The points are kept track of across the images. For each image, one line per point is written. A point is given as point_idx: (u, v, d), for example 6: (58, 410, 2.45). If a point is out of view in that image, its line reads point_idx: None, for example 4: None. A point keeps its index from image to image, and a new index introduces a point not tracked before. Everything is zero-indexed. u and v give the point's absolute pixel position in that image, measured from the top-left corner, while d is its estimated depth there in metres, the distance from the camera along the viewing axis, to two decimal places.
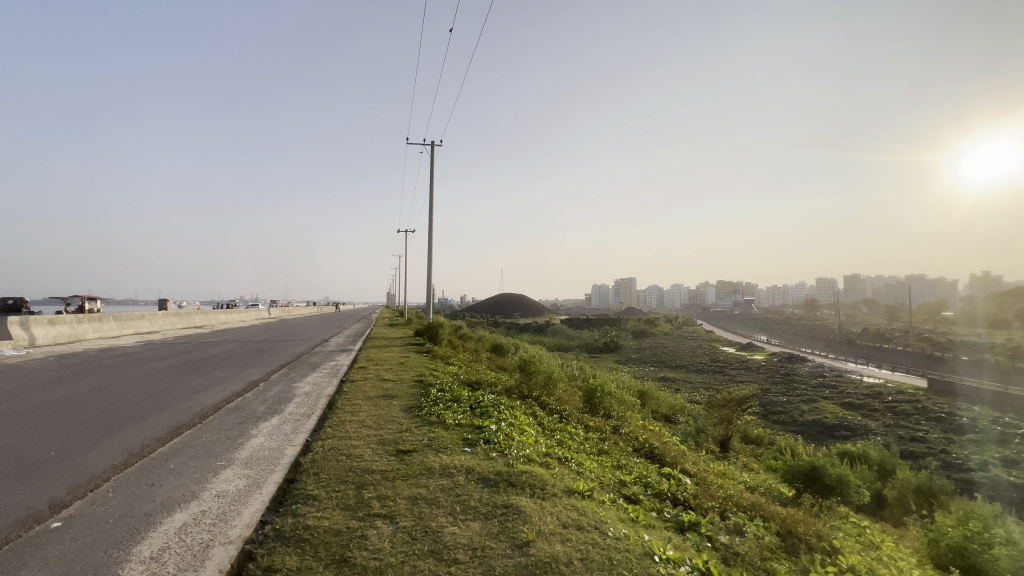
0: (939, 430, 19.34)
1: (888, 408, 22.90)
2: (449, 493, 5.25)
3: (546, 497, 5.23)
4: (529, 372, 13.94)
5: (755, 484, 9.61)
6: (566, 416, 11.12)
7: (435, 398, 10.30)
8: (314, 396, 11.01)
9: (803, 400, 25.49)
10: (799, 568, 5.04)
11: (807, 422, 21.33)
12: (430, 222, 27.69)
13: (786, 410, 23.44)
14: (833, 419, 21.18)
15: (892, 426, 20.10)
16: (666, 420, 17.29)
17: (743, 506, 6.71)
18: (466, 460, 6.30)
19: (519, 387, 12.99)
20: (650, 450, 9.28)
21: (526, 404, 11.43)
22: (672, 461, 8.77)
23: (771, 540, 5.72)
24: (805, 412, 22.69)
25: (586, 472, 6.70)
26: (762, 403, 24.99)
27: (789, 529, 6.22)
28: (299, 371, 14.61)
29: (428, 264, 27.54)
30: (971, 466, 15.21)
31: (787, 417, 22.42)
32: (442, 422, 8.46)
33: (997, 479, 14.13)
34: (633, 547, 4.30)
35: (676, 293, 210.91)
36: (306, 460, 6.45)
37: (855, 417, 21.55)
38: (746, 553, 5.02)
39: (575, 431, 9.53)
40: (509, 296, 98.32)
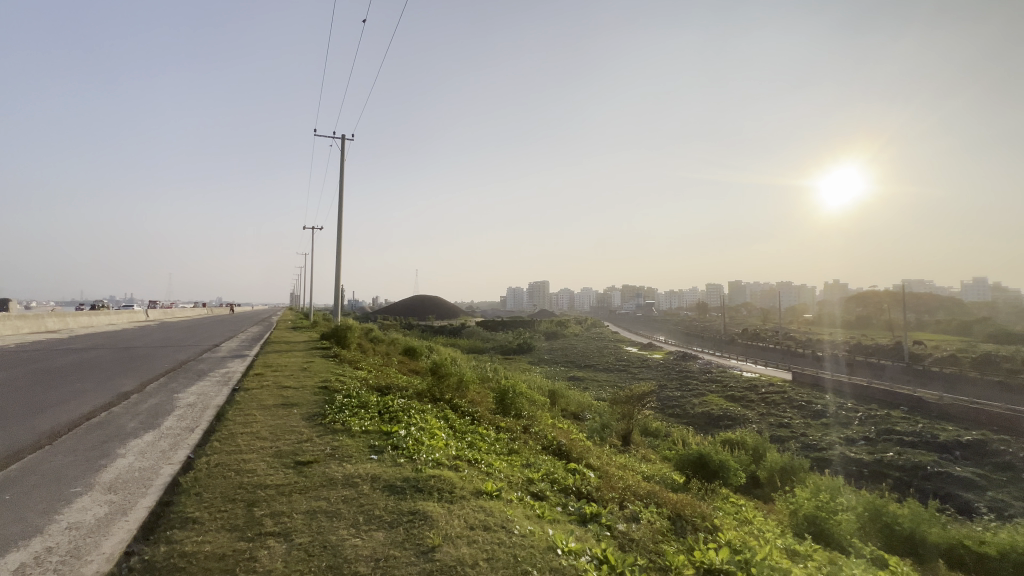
0: (801, 416, 22.42)
1: (761, 399, 26.06)
2: (352, 503, 5.00)
3: (453, 500, 5.19)
4: (441, 375, 13.73)
5: (652, 473, 10.40)
6: (478, 418, 11.13)
7: (340, 405, 9.75)
8: (199, 408, 9.86)
9: (694, 394, 28.12)
10: (685, 548, 5.52)
11: (697, 414, 23.57)
12: (339, 219, 26.21)
13: (679, 404, 25.69)
14: (718, 410, 23.64)
15: (765, 414, 22.93)
16: (574, 417, 18.06)
17: (639, 494, 7.21)
18: (371, 469, 6.04)
19: (430, 391, 12.76)
20: (558, 447, 9.61)
21: (438, 407, 11.26)
22: (577, 457, 9.17)
23: (662, 525, 6.20)
24: (695, 405, 25.05)
25: (496, 473, 6.75)
26: (660, 398, 27.14)
27: (679, 513, 6.79)
28: (182, 380, 13.03)
29: (336, 262, 26.06)
30: (824, 446, 17.82)
31: (681, 410, 24.58)
32: (347, 430, 8.04)
33: (844, 455, 16.70)
34: (536, 543, 4.42)
35: (586, 296, 221.44)
36: (186, 479, 5.76)
37: (736, 408, 24.25)
38: (640, 538, 5.40)
39: (486, 432, 9.57)
40: (423, 297, 96.48)
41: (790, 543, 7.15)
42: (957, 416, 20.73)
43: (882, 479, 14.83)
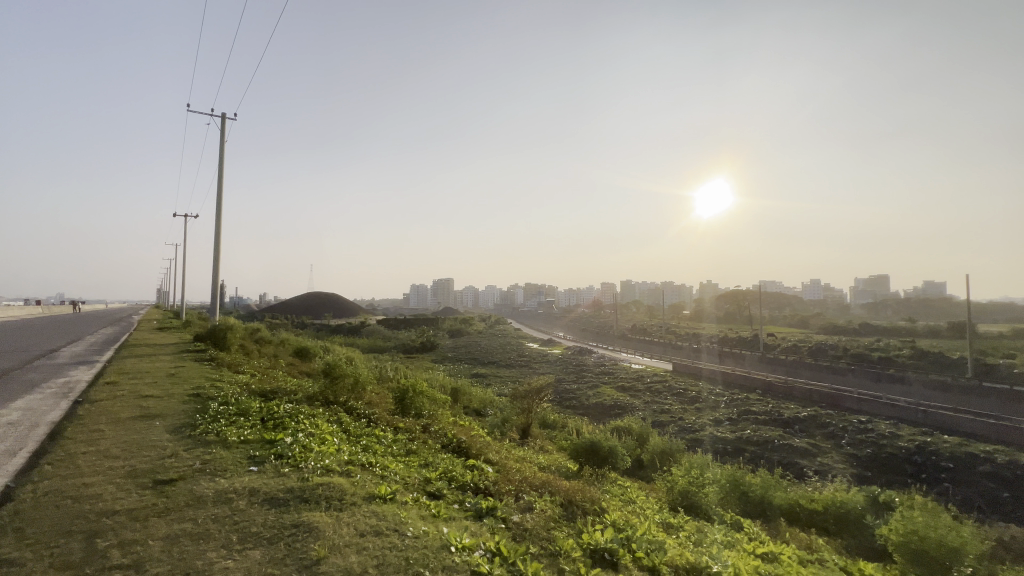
0: (679, 402, 25.00)
1: (647, 388, 28.54)
2: (224, 522, 4.51)
3: (343, 508, 4.91)
4: (335, 377, 12.94)
5: (548, 464, 10.85)
6: (375, 420, 10.69)
7: (214, 413, 8.73)
8: (26, 426, 8.16)
9: (589, 386, 29.93)
10: (574, 532, 5.84)
11: (592, 404, 25.14)
12: (217, 206, 23.34)
13: (576, 396, 27.15)
14: (610, 400, 25.46)
15: (650, 402, 25.19)
16: (476, 413, 18.20)
17: (535, 484, 7.48)
18: (250, 482, 5.49)
19: (322, 395, 11.97)
20: (458, 445, 9.59)
21: (331, 411, 10.59)
22: (476, 452, 9.24)
23: (555, 512, 6.49)
24: (590, 396, 26.67)
25: (391, 475, 6.55)
26: (558, 392, 28.46)
27: (571, 499, 7.17)
28: (3, 394, 10.70)
29: (214, 254, 23.23)
30: (697, 428, 20.07)
31: (577, 402, 26.00)
32: (222, 440, 7.22)
33: (712, 435, 18.96)
34: (431, 543, 4.36)
35: (490, 294, 223.84)
36: (2, 513, 4.74)
37: (625, 397, 26.28)
38: (534, 527, 5.60)
39: (383, 434, 9.22)
40: (319, 294, 90.22)
41: (666, 517, 7.92)
42: (798, 396, 24.59)
43: (741, 454, 17.11)
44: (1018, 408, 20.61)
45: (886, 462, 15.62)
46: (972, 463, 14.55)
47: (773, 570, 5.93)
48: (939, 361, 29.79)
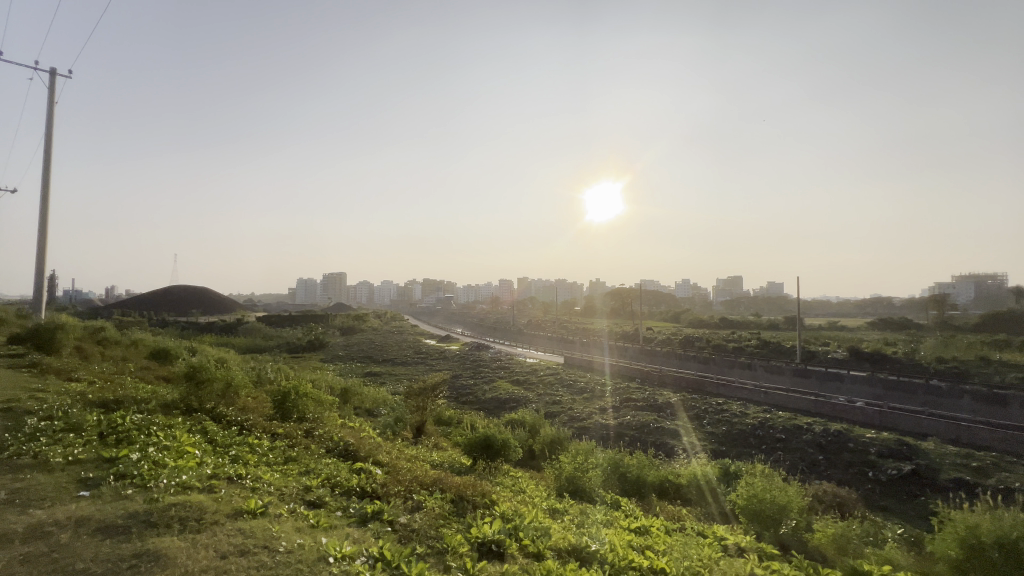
0: (569, 393, 26.49)
1: (541, 381, 29.78)
2: (41, 561, 3.74)
3: (202, 529, 4.35)
4: (200, 381, 11.44)
5: (442, 461, 10.76)
6: (249, 427, 9.65)
7: (33, 430, 7.19)
8: None
9: (485, 380, 30.37)
10: (463, 527, 5.85)
11: (487, 399, 25.50)
12: (43, 178, 19.19)
13: (472, 391, 27.35)
14: (505, 394, 26.07)
15: (543, 394, 26.31)
16: (367, 414, 17.43)
17: (426, 483, 7.35)
18: (79, 510, 4.61)
19: (183, 404, 10.51)
20: (345, 448, 9.06)
21: (193, 420, 9.34)
22: (365, 455, 8.81)
23: (445, 509, 6.45)
24: (486, 391, 27.08)
25: (264, 487, 5.96)
26: (454, 387, 28.46)
27: (462, 495, 7.16)
28: None
29: (39, 238, 19.09)
30: (584, 417, 21.43)
31: (473, 397, 26.22)
32: (42, 463, 5.97)
33: (597, 422, 20.39)
34: (306, 556, 4.07)
35: (386, 289, 215.61)
36: None
37: (519, 391, 27.10)
38: (422, 527, 5.51)
39: (257, 442, 8.37)
40: (185, 287, 79.40)
41: (553, 503, 8.29)
42: (670, 383, 27.45)
43: (622, 438, 18.65)
44: (830, 385, 25.32)
45: (736, 437, 18.12)
46: (799, 432, 17.47)
47: (643, 543, 6.52)
48: (778, 350, 35.33)
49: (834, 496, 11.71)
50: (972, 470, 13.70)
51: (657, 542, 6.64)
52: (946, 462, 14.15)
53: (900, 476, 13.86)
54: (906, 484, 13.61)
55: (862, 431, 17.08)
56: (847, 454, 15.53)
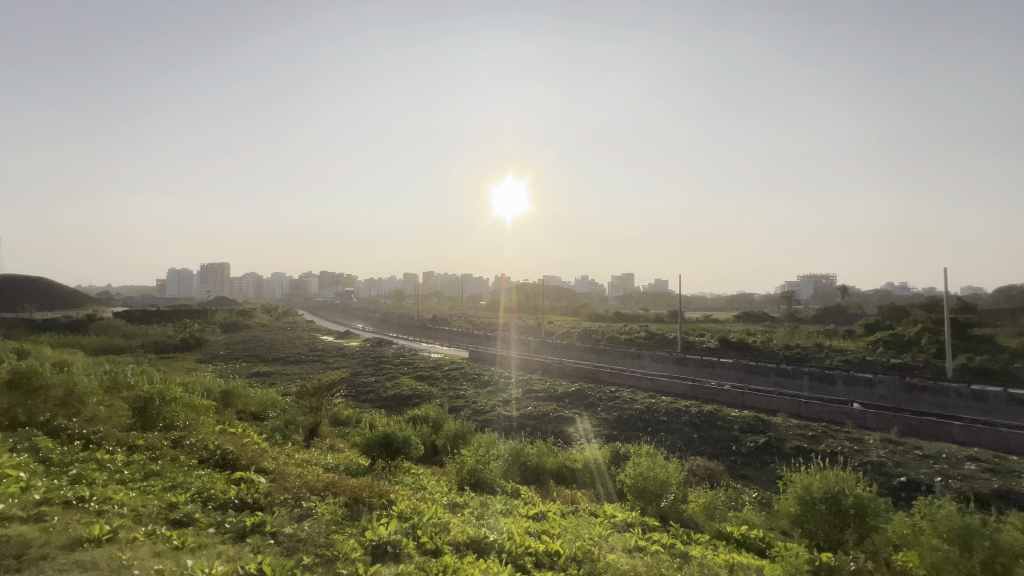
0: (473, 387, 26.69)
1: (445, 376, 29.54)
2: None
3: (23, 568, 3.63)
4: (30, 390, 9.52)
5: (337, 463, 10.19)
6: (98, 440, 8.24)
7: None
8: None
9: (387, 377, 29.38)
10: (358, 531, 5.60)
11: (389, 396, 24.70)
12: None
13: (372, 388, 26.27)
14: (407, 390, 25.47)
15: (446, 389, 26.16)
16: (253, 417, 15.93)
17: (317, 488, 6.90)
18: None
19: (6, 418, 8.68)
20: (222, 457, 8.14)
21: (19, 437, 7.73)
22: (247, 462, 8.01)
23: (338, 513, 6.11)
24: (387, 388, 26.17)
25: (115, 509, 5.15)
26: (353, 385, 27.12)
27: (357, 497, 6.83)
28: None
29: None
30: (487, 409, 21.73)
31: (374, 394, 25.21)
32: None
33: (500, 414, 20.79)
34: None
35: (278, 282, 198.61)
36: None
37: (423, 386, 26.63)
38: (310, 535, 5.16)
39: (108, 457, 7.19)
40: (13, 276, 65.66)
41: (454, 497, 8.25)
42: (568, 374, 28.89)
43: (524, 429, 19.23)
44: (705, 370, 28.51)
45: (626, 422, 19.62)
46: (678, 414, 19.41)
47: (539, 528, 6.77)
48: (662, 340, 38.91)
49: (704, 469, 13.21)
50: (809, 438, 16.33)
51: (553, 526, 6.94)
52: (790, 433, 16.69)
53: (756, 447, 16.06)
54: (760, 454, 15.81)
55: (727, 411, 19.48)
56: (716, 431, 17.61)
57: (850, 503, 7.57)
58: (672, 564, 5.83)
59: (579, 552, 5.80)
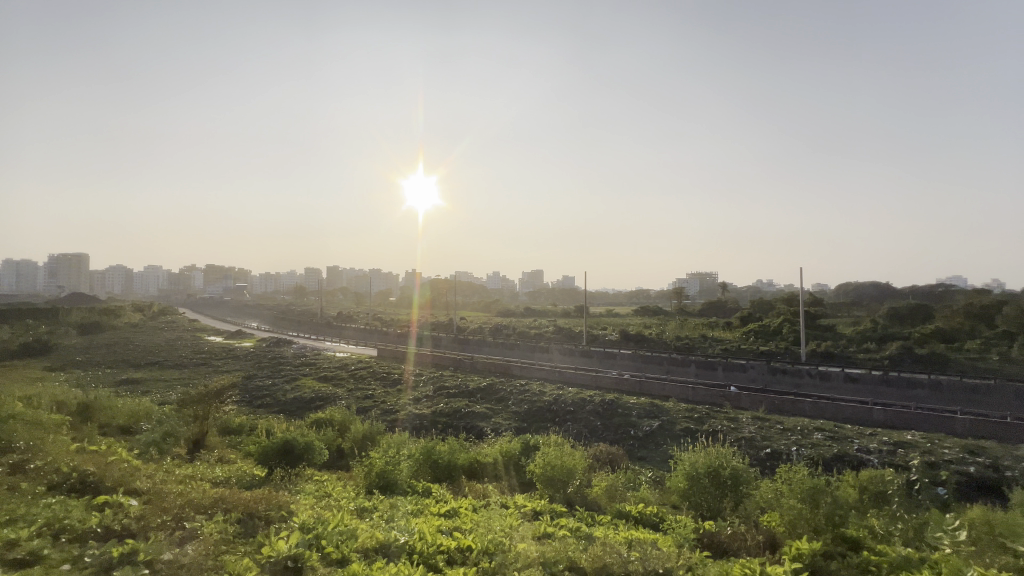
0: (382, 386, 25.82)
1: (351, 376, 28.18)
2: None
3: None
4: None
5: (228, 475, 9.28)
6: None
7: None
8: None
9: (286, 379, 27.32)
10: (254, 548, 5.18)
11: (289, 399, 23.01)
12: None
13: (269, 392, 24.27)
14: (310, 392, 23.93)
15: (353, 389, 25.00)
16: (120, 431, 13.91)
17: (203, 506, 6.24)
18: None
19: None
20: (79, 480, 7.00)
21: None
22: (113, 483, 7.00)
23: (230, 532, 5.59)
24: (287, 391, 24.31)
25: None
26: (246, 390, 24.83)
27: (252, 511, 6.30)
28: None
29: None
30: (397, 408, 21.17)
31: (271, 399, 23.31)
32: None
33: (411, 413, 20.38)
34: None
35: (152, 276, 174.72)
36: None
37: (326, 387, 25.18)
38: (195, 558, 4.66)
39: None
40: None
41: (361, 502, 7.93)
42: (480, 369, 29.12)
43: (435, 426, 19.06)
44: (607, 361, 30.41)
45: (535, 413, 20.29)
46: (583, 404, 20.51)
47: (451, 525, 6.77)
48: (569, 334, 40.76)
49: (606, 454, 14.12)
50: (695, 420, 18.18)
51: (464, 522, 6.97)
52: (680, 416, 18.44)
53: (651, 431, 17.51)
54: (655, 437, 17.27)
55: (627, 399, 20.97)
56: (617, 418, 18.89)
57: (727, 474, 8.57)
58: (577, 546, 6.15)
59: (490, 545, 5.91)
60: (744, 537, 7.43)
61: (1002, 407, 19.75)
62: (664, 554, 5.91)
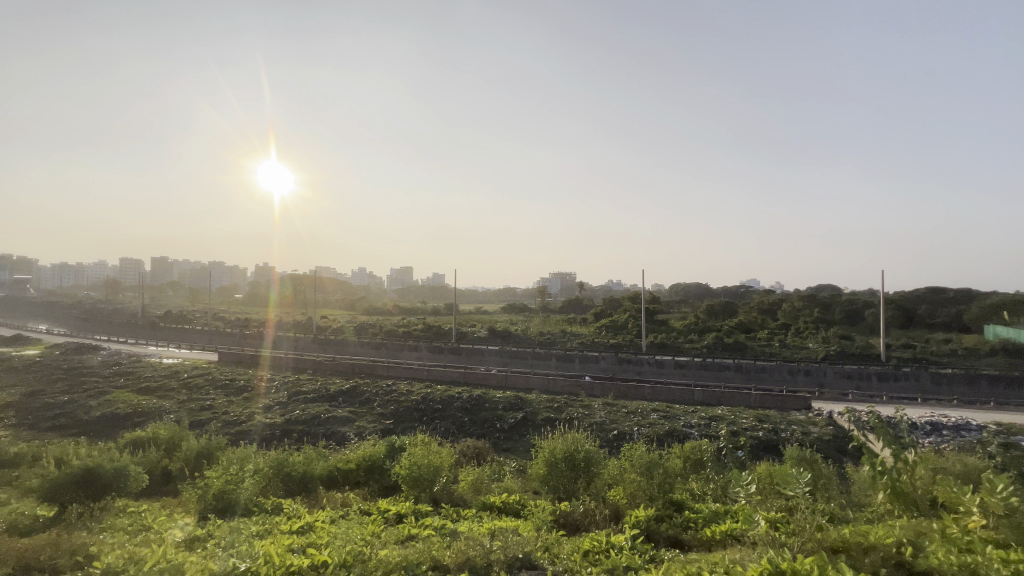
0: (224, 395, 22.65)
1: (183, 385, 24.09)
2: None
3: None
4: None
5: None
6: None
7: None
8: None
9: (90, 394, 22.27)
10: None
11: (94, 417, 18.80)
12: None
13: (64, 411, 19.52)
14: (125, 407, 19.88)
15: (185, 400, 21.45)
16: None
17: None
18: None
19: None
20: None
21: None
22: None
23: None
24: (91, 408, 19.81)
25: None
26: (29, 410, 19.61)
27: None
28: None
29: None
30: (244, 419, 18.77)
31: (67, 418, 18.80)
32: None
33: (261, 423, 18.24)
34: None
35: None
36: None
37: (149, 400, 21.19)
38: None
39: None
40: None
41: (191, 530, 6.83)
42: (343, 370, 27.32)
43: (289, 435, 17.34)
44: (475, 357, 31.00)
45: (402, 414, 19.73)
46: (451, 401, 20.55)
47: (304, 541, 6.22)
48: (438, 332, 40.55)
49: (473, 448, 14.39)
50: (554, 409, 19.55)
51: (319, 536, 6.44)
52: (541, 406, 19.64)
53: (515, 423, 18.34)
54: (519, 428, 18.13)
55: (494, 393, 21.62)
56: (485, 412, 19.34)
57: (580, 456, 9.35)
58: (442, 544, 6.14)
59: (348, 557, 5.58)
60: (594, 512, 8.19)
61: (781, 382, 25.07)
62: (524, 539, 6.24)
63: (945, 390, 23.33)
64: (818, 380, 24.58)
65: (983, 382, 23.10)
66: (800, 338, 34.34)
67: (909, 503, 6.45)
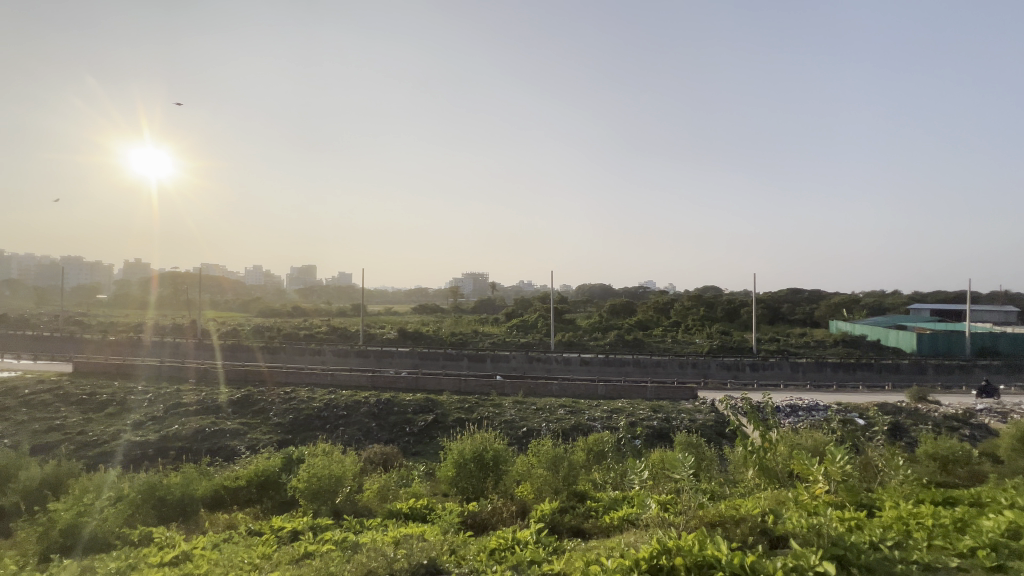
0: (81, 412, 19.38)
1: (22, 403, 20.17)
2: None
3: None
4: None
5: None
6: None
7: None
8: None
9: None
10: None
11: None
12: None
13: None
14: None
15: (26, 420, 17.99)
16: None
17: None
18: None
19: None
20: None
21: None
22: None
23: None
24: None
25: None
26: None
27: None
28: None
29: None
30: (107, 438, 16.22)
31: None
32: None
33: (129, 441, 15.89)
34: None
35: None
36: None
37: None
38: None
39: None
40: None
41: None
42: (234, 378, 24.79)
43: (167, 454, 15.33)
44: (384, 360, 29.87)
45: (302, 422, 18.38)
46: (357, 406, 19.58)
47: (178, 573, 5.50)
48: (344, 335, 38.42)
49: (380, 455, 13.85)
50: (465, 409, 19.50)
51: (197, 565, 5.75)
52: (453, 407, 19.49)
53: (426, 425, 17.99)
54: (429, 430, 17.81)
55: (404, 396, 21.00)
56: (394, 416, 18.71)
57: (489, 456, 9.37)
58: (341, 558, 5.80)
59: None
60: (501, 510, 8.26)
61: (673, 374, 27.46)
62: (429, 544, 6.11)
63: (801, 375, 27.23)
64: (703, 371, 27.32)
65: (828, 368, 27.32)
66: (689, 334, 37.90)
67: (771, 475, 7.40)
